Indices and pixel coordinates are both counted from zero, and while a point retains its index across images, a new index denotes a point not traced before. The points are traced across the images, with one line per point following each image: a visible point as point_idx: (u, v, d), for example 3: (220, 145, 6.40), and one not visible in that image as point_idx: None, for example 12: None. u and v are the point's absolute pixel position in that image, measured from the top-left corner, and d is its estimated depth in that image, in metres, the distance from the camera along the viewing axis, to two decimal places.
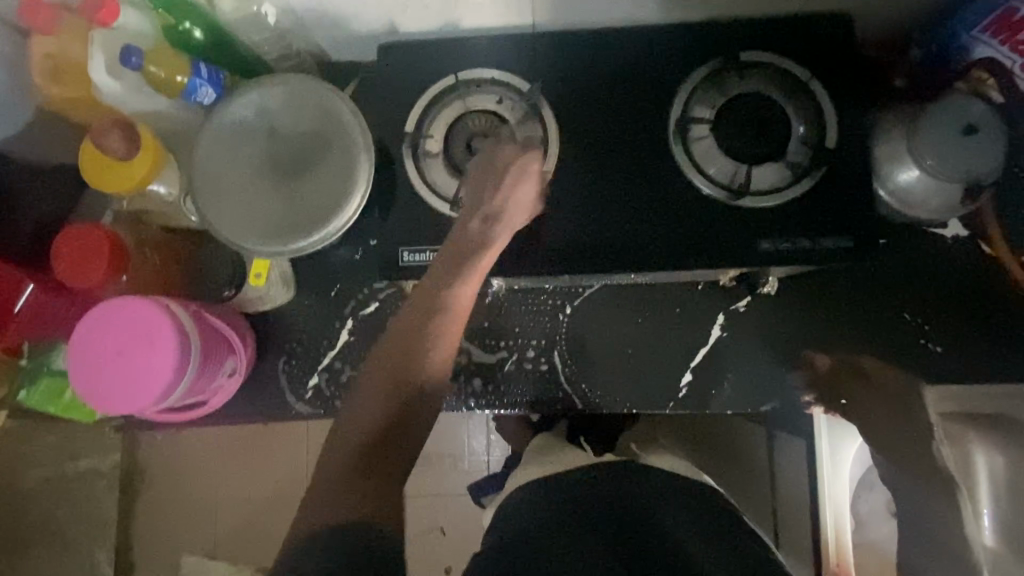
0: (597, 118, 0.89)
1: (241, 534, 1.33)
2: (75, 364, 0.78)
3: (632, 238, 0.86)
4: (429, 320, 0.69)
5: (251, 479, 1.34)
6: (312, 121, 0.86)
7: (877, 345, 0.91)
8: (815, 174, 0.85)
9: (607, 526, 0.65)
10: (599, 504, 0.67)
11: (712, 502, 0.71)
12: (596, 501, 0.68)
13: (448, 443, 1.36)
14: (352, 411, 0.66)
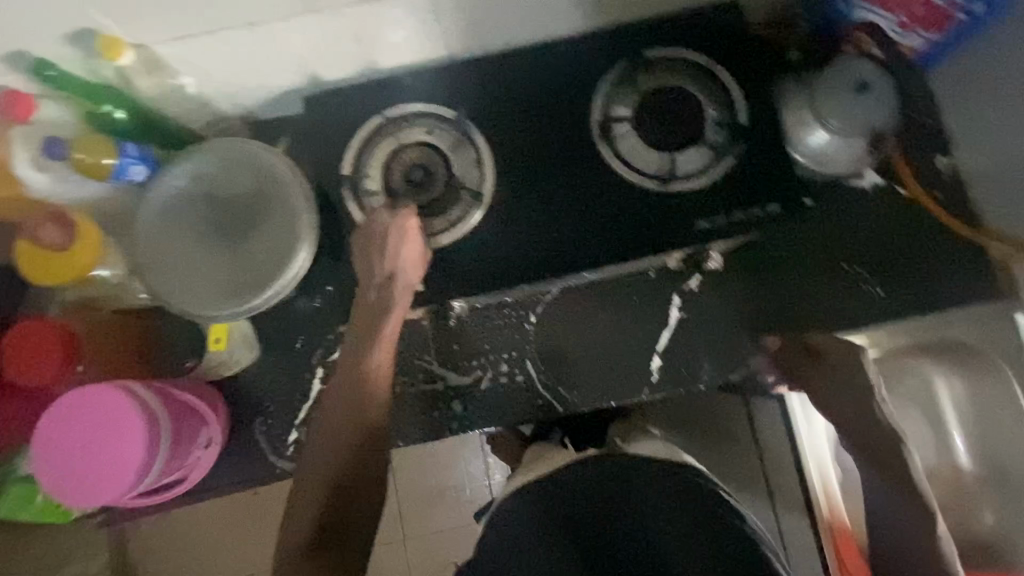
0: (524, 132, 0.93)
1: None
2: (40, 467, 0.75)
3: (578, 240, 0.90)
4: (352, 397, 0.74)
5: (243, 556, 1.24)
6: (249, 180, 0.88)
7: (825, 298, 0.95)
8: (734, 151, 0.90)
9: (584, 544, 0.62)
10: (574, 517, 0.64)
11: (696, 485, 0.67)
12: (573, 509, 0.65)
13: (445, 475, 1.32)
14: (297, 504, 0.70)
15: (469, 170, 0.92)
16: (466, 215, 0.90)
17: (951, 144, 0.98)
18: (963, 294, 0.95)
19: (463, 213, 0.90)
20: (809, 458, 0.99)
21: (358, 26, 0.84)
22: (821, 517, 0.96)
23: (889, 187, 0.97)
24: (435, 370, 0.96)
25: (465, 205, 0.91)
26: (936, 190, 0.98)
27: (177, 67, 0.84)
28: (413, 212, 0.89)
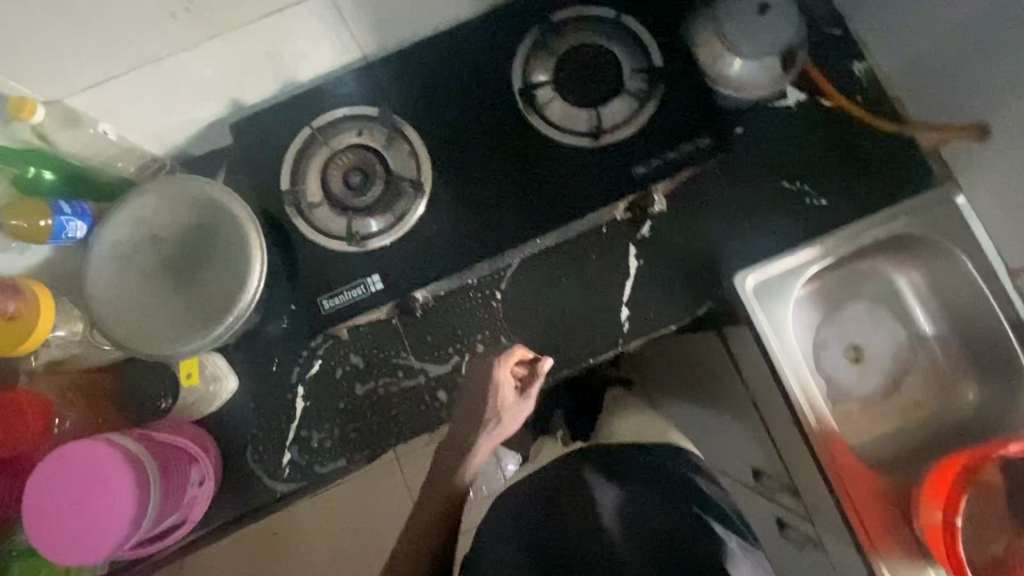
0: (454, 117, 0.95)
1: None
2: (34, 531, 0.75)
3: (526, 211, 0.94)
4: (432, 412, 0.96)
5: (308, 547, 1.45)
6: (189, 214, 0.88)
7: (775, 220, 0.98)
8: (657, 94, 0.92)
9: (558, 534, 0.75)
10: (544, 512, 0.77)
11: (650, 468, 0.82)
12: (545, 511, 0.77)
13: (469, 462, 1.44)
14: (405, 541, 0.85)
15: (407, 164, 0.93)
16: (410, 208, 0.92)
17: (863, 49, 1.01)
18: (904, 188, 0.98)
19: (408, 205, 0.92)
20: (789, 372, 0.93)
21: (270, 44, 0.85)
22: (813, 432, 0.90)
23: (813, 102, 1.00)
24: (414, 365, 0.97)
25: (409, 198, 0.92)
26: (858, 95, 1.00)
27: (97, 116, 0.86)
28: (368, 219, 0.92)
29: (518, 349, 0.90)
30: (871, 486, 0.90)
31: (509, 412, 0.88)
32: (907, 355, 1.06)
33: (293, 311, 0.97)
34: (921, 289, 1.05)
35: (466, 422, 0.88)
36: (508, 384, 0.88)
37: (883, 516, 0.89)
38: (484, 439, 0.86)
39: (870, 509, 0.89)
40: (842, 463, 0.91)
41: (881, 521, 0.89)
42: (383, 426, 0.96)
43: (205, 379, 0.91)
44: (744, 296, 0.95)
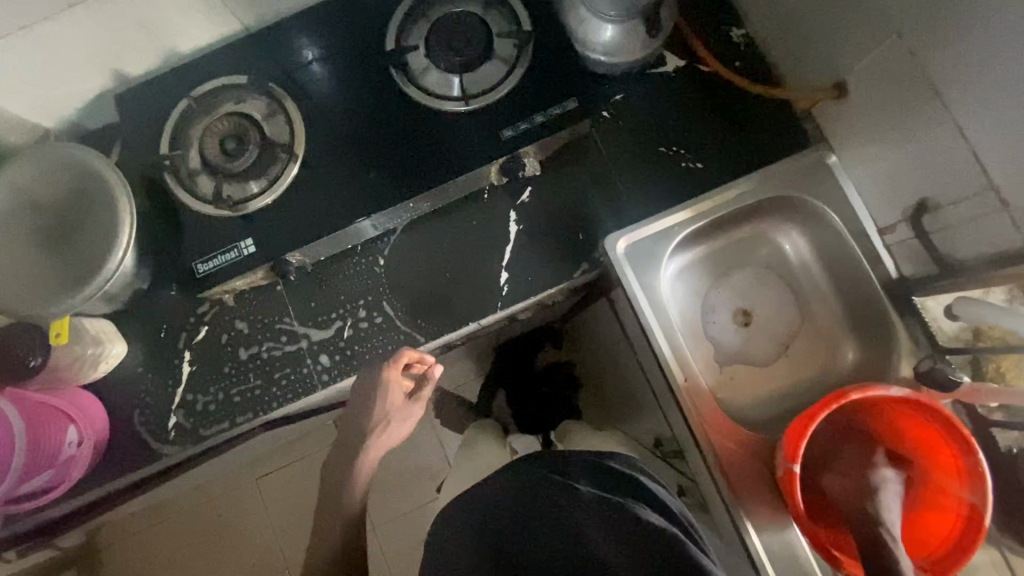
0: (332, 85, 0.97)
1: (276, 553, 1.65)
2: None
3: (397, 175, 0.94)
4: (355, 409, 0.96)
5: (268, 502, 1.67)
6: (63, 177, 0.90)
7: (651, 182, 0.99)
8: (525, 57, 0.94)
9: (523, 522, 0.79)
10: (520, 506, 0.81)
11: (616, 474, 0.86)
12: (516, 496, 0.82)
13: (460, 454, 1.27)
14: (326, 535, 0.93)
15: (283, 130, 0.95)
16: (283, 172, 0.94)
17: (740, 14, 1.03)
18: (779, 151, 0.99)
19: (282, 169, 0.94)
20: (658, 329, 0.94)
21: (137, 13, 0.87)
22: (678, 387, 0.92)
23: (690, 67, 1.02)
24: (298, 330, 0.99)
25: (282, 162, 0.94)
26: (735, 60, 1.01)
27: None
28: (254, 194, 0.94)
29: (406, 351, 0.94)
30: (736, 435, 0.92)
31: (396, 414, 0.98)
32: (796, 318, 1.06)
33: (198, 301, 0.99)
34: (806, 252, 1.05)
35: (356, 419, 0.96)
36: (399, 387, 0.95)
37: (745, 467, 0.91)
38: (375, 439, 0.97)
39: (734, 458, 0.91)
40: (706, 416, 0.92)
41: (747, 470, 0.91)
42: (267, 389, 0.98)
43: (82, 341, 0.92)
44: (615, 255, 0.96)
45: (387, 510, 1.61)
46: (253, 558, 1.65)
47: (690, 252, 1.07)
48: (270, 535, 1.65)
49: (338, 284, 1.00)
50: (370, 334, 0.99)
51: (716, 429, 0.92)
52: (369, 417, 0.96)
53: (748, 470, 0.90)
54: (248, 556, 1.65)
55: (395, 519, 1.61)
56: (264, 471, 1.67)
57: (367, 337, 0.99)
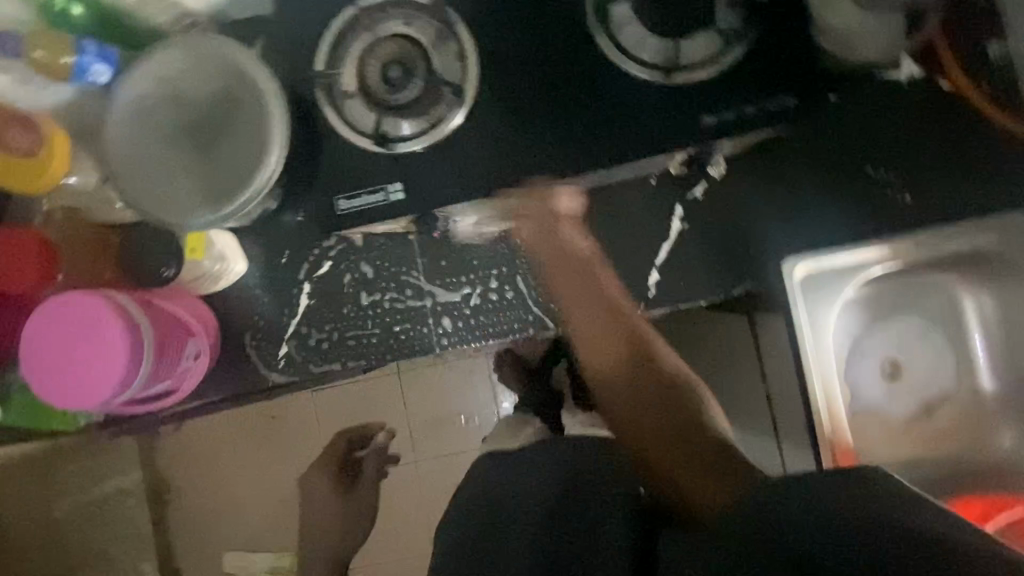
0: (515, 22, 0.84)
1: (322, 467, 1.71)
2: (38, 379, 0.76)
3: (570, 141, 0.83)
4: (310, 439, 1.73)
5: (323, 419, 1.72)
6: (215, 77, 0.82)
7: (844, 207, 0.87)
8: (750, 35, 0.80)
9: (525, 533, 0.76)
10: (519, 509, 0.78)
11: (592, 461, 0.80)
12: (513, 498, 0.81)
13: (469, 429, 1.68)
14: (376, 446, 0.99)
15: (453, 66, 0.84)
16: (447, 115, 0.84)
17: None
18: (1007, 200, 0.85)
19: (445, 112, 0.84)
20: (814, 370, 0.86)
21: None
22: (822, 434, 0.85)
23: (928, 80, 0.84)
24: (424, 287, 0.94)
25: (447, 104, 0.84)
26: (986, 79, 0.83)
27: None
28: (410, 131, 0.84)
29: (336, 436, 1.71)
30: (654, 415, 0.80)
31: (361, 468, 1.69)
32: (951, 384, 0.97)
33: (325, 237, 0.92)
34: (990, 318, 0.94)
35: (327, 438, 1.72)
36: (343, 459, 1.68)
37: (673, 440, 0.78)
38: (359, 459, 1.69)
39: (655, 436, 0.79)
40: (615, 399, 0.83)
41: (661, 446, 0.77)
42: (383, 340, 0.95)
43: (211, 258, 0.87)
44: (789, 282, 0.87)
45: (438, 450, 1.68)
46: (365, 497, 1.68)
47: (869, 287, 0.94)
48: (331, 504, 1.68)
49: (475, 244, 0.93)
50: (498, 306, 0.93)
51: (628, 402, 0.82)
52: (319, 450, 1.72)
53: (658, 446, 0.77)
54: (345, 508, 1.69)
55: (442, 459, 1.68)
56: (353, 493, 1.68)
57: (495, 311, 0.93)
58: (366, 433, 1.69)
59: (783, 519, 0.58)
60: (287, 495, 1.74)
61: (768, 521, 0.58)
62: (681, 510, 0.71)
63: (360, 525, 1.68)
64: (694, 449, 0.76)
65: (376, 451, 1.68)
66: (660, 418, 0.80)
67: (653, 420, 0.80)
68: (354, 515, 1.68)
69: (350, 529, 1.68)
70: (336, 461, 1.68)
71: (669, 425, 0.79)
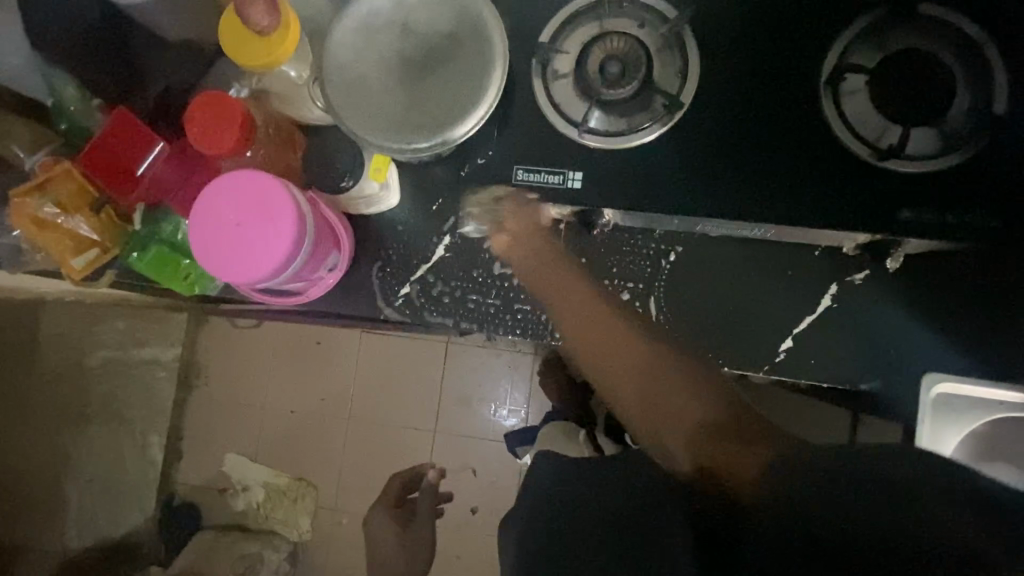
0: (744, 59, 0.84)
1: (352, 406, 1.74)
2: (201, 242, 0.79)
3: (760, 188, 0.82)
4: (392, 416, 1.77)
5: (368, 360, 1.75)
6: (448, 18, 0.84)
7: (995, 341, 0.85)
8: (974, 146, 0.79)
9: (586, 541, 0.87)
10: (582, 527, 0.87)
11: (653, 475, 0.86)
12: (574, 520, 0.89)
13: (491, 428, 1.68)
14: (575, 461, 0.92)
15: (671, 81, 0.85)
16: (648, 125, 0.84)
17: None
18: None
19: (648, 122, 0.85)
20: None
21: None
22: None
23: None
24: None
25: (653, 115, 0.85)
26: None
27: None
28: (608, 129, 0.86)
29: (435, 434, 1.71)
30: (689, 421, 0.71)
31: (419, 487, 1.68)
32: None
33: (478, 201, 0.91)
34: None
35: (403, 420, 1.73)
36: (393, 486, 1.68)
37: (720, 433, 0.68)
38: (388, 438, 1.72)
39: (729, 451, 0.67)
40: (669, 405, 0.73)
41: (733, 441, 0.67)
42: (500, 313, 0.95)
43: (382, 183, 0.90)
44: (928, 396, 0.84)
45: (465, 429, 1.69)
46: (419, 540, 1.65)
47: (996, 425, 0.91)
48: (391, 549, 1.64)
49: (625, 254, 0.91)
50: None
51: (670, 424, 0.73)
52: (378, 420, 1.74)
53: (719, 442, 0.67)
54: (407, 549, 1.64)
55: (467, 439, 1.69)
56: (410, 526, 1.65)
57: None
58: (418, 472, 1.69)
59: (822, 471, 0.60)
60: (308, 419, 1.76)
61: (810, 470, 0.61)
62: (726, 489, 0.67)
63: (422, 548, 1.65)
64: (729, 462, 0.66)
65: (429, 492, 1.66)
66: (694, 412, 0.71)
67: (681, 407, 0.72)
68: (416, 554, 1.65)
69: (414, 550, 1.65)
70: (392, 501, 1.68)
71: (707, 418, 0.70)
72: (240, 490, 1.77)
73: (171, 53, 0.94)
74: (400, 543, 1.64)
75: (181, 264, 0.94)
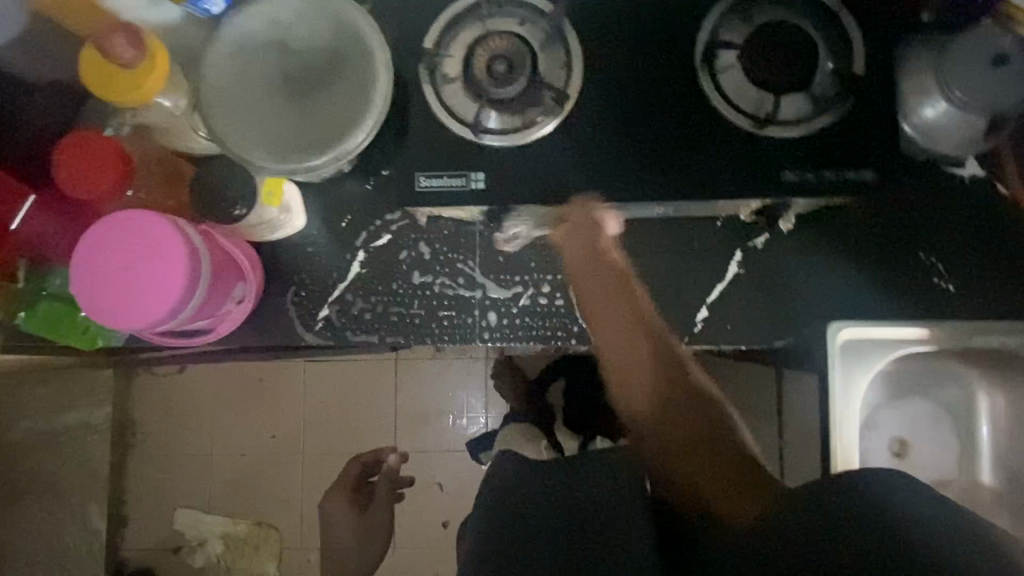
0: (623, 46, 0.86)
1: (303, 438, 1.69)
2: (86, 291, 0.74)
3: (655, 166, 0.85)
4: (353, 401, 1.69)
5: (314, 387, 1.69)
6: (326, 33, 0.82)
7: (892, 284, 0.91)
8: (843, 107, 0.84)
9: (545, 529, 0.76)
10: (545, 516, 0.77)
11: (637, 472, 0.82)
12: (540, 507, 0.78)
13: (450, 437, 1.66)
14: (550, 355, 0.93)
15: (558, 73, 0.86)
16: (542, 119, 0.86)
17: None
18: None
19: (540, 115, 0.86)
20: (837, 435, 0.90)
21: None
22: None
23: (986, 183, 0.90)
24: (477, 279, 0.95)
25: (545, 108, 0.86)
26: None
27: None
28: (503, 126, 0.86)
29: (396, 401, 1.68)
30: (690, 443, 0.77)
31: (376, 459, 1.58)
32: (949, 468, 1.02)
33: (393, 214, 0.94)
34: (1000, 415, 0.99)
35: (366, 401, 1.69)
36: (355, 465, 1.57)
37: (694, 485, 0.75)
38: (343, 429, 1.68)
39: (664, 444, 0.78)
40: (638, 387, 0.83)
41: (689, 458, 0.77)
42: (425, 322, 0.94)
43: (282, 208, 0.87)
44: (831, 345, 0.90)
45: (422, 444, 1.66)
46: (378, 528, 1.49)
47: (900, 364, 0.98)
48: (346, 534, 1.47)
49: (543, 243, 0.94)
50: (545, 307, 0.94)
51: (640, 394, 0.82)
52: (346, 405, 1.69)
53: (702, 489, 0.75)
54: (359, 535, 1.48)
55: (425, 454, 1.66)
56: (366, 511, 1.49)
57: (540, 312, 0.94)
58: (377, 457, 1.59)
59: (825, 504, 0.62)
60: (257, 459, 1.69)
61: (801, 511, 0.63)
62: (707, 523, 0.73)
63: (374, 538, 1.48)
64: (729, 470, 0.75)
65: (388, 475, 1.55)
66: (685, 433, 0.78)
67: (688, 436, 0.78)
68: (371, 543, 1.48)
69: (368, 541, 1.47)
70: (350, 485, 1.50)
71: (698, 432, 0.78)
72: (197, 546, 1.68)
73: (34, 97, 0.88)
74: (354, 531, 1.48)
75: (76, 318, 0.88)
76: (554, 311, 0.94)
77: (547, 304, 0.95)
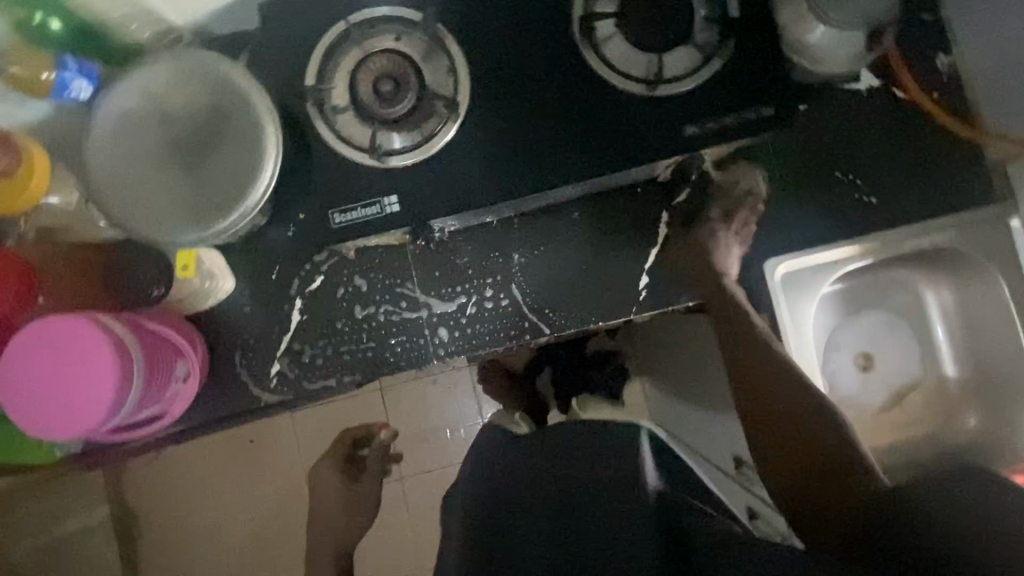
0: (503, 39, 0.86)
1: None
2: (19, 408, 0.72)
3: (559, 149, 0.85)
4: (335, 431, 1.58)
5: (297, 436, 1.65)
6: (201, 92, 0.80)
7: (815, 208, 0.93)
8: (726, 50, 0.85)
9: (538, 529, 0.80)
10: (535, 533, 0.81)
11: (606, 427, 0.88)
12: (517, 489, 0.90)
13: (450, 451, 1.58)
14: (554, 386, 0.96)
15: (444, 79, 0.86)
16: (441, 128, 0.85)
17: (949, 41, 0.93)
18: (954, 200, 0.92)
19: (438, 125, 0.86)
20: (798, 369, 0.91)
21: None
22: None
23: (883, 90, 0.92)
24: (419, 298, 0.94)
25: (441, 117, 0.85)
26: (935, 91, 0.92)
27: None
28: (405, 144, 0.86)
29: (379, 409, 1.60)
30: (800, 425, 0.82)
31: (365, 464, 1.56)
32: (917, 371, 1.04)
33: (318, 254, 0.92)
34: (950, 307, 1.01)
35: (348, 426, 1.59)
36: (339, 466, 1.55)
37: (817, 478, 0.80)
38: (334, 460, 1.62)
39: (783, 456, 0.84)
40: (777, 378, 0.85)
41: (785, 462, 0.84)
42: (379, 353, 0.94)
43: (202, 275, 0.85)
44: (773, 281, 0.92)
45: None
46: (369, 499, 1.52)
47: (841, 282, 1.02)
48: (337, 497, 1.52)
49: (473, 245, 0.94)
50: (493, 310, 0.94)
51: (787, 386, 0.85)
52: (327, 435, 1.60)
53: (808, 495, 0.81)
54: (351, 504, 1.53)
55: None
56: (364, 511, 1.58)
57: (486, 316, 0.94)
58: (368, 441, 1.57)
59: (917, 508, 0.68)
60: None
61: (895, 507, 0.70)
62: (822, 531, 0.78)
63: (366, 505, 1.52)
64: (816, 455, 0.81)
65: (379, 453, 1.54)
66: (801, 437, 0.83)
67: (804, 433, 0.83)
68: (360, 512, 1.52)
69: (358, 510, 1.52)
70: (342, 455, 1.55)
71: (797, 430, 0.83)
72: None
73: None
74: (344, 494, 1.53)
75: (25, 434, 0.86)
76: (500, 313, 0.94)
77: (493, 308, 0.94)
